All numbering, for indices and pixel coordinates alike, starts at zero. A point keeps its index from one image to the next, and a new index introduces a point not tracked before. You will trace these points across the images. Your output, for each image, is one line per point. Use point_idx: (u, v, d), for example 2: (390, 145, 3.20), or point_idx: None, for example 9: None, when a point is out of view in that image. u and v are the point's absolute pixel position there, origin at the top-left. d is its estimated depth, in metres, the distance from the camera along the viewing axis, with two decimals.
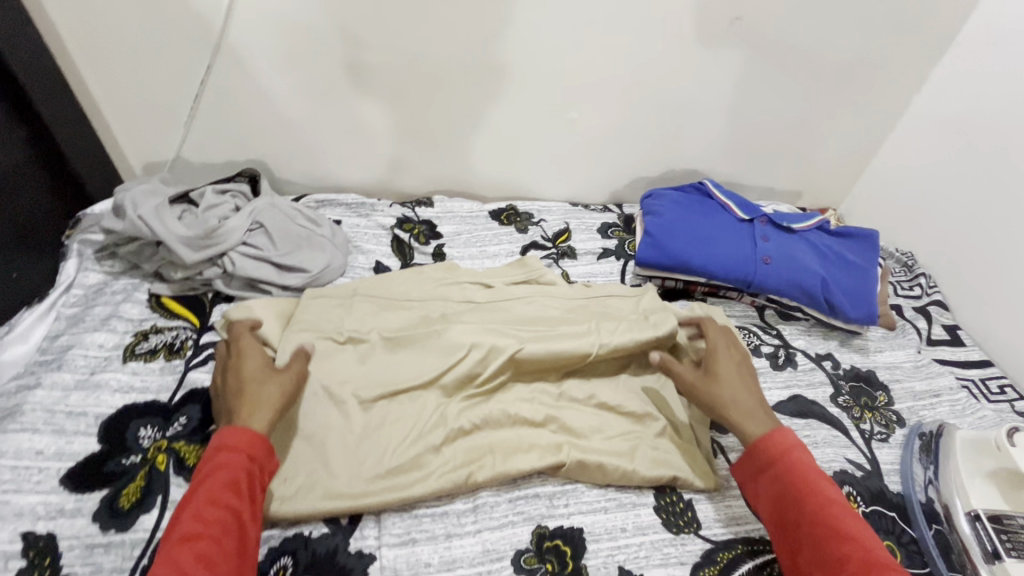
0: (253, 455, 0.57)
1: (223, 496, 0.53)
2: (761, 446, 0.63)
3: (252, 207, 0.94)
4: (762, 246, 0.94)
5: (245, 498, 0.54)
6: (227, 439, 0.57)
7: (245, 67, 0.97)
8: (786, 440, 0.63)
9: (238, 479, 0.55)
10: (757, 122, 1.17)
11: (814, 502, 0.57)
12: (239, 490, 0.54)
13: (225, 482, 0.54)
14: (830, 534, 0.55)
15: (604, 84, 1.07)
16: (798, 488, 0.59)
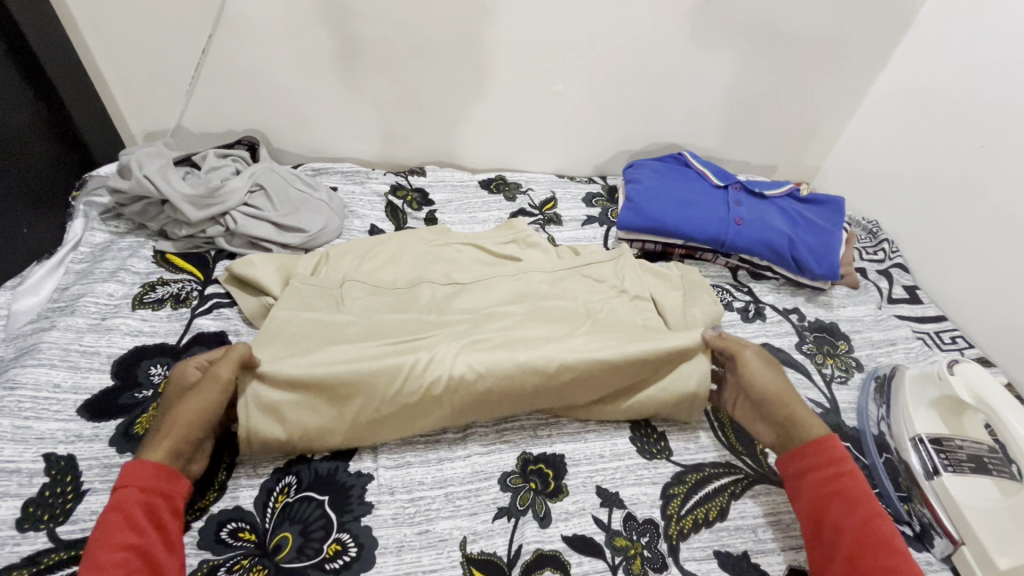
0: (149, 486, 0.55)
1: (122, 533, 0.51)
2: (817, 451, 0.64)
3: (252, 171, 0.99)
4: (736, 209, 1.01)
5: (147, 532, 0.52)
6: (120, 477, 0.55)
7: (244, 36, 1.01)
8: (839, 450, 0.63)
9: (134, 515, 0.53)
10: (733, 98, 1.23)
11: (864, 510, 0.58)
12: (138, 525, 0.52)
13: (122, 522, 0.52)
14: (877, 543, 0.56)
15: (588, 59, 1.12)
16: (850, 495, 0.60)
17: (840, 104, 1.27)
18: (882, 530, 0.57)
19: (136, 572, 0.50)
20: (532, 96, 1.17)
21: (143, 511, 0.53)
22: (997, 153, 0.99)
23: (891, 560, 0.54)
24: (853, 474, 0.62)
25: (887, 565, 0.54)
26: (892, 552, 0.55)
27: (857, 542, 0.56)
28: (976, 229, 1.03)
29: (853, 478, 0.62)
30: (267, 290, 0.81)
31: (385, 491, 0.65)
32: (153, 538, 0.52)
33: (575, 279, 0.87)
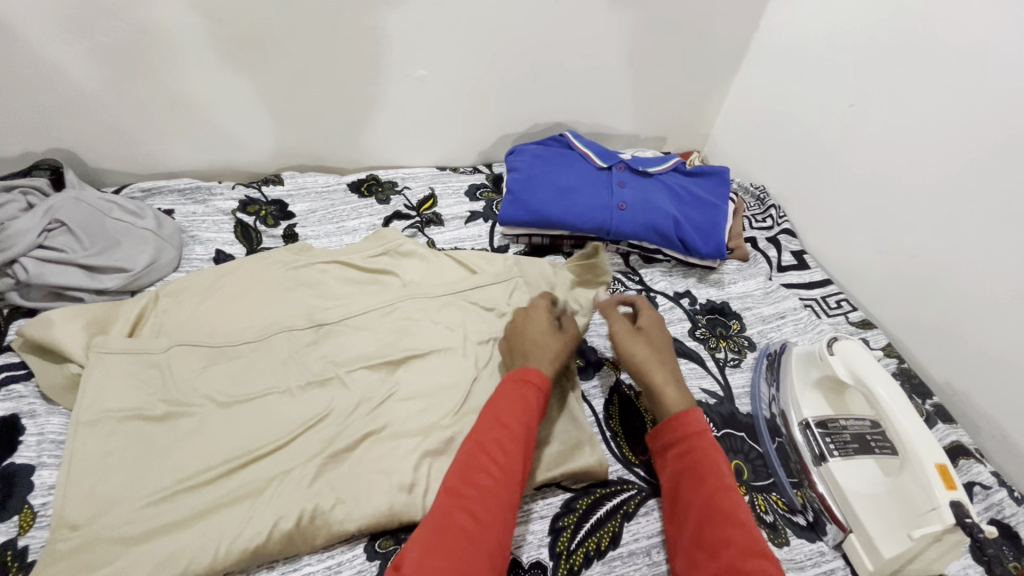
0: (532, 389, 0.61)
1: (495, 432, 0.57)
2: (674, 425, 0.61)
3: (49, 204, 0.81)
4: (620, 192, 0.94)
5: (530, 433, 0.59)
6: (529, 373, 0.63)
7: (12, 38, 0.81)
8: (696, 424, 0.61)
9: (521, 416, 0.59)
10: (614, 69, 1.16)
11: (711, 486, 0.56)
12: (524, 422, 0.59)
13: (525, 410, 0.59)
14: (721, 517, 0.54)
15: (450, 37, 1.00)
16: (699, 472, 0.57)
17: (721, 68, 1.24)
18: (729, 504, 0.55)
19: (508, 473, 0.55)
20: (395, 84, 1.04)
21: (523, 403, 0.60)
22: (867, 111, 0.99)
23: (728, 533, 0.52)
24: (708, 449, 0.59)
25: (725, 538, 0.52)
26: (735, 526, 0.53)
27: (699, 518, 0.55)
28: (853, 189, 1.03)
29: (710, 452, 0.59)
30: (69, 356, 0.67)
31: None
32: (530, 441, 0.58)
33: (446, 304, 0.80)
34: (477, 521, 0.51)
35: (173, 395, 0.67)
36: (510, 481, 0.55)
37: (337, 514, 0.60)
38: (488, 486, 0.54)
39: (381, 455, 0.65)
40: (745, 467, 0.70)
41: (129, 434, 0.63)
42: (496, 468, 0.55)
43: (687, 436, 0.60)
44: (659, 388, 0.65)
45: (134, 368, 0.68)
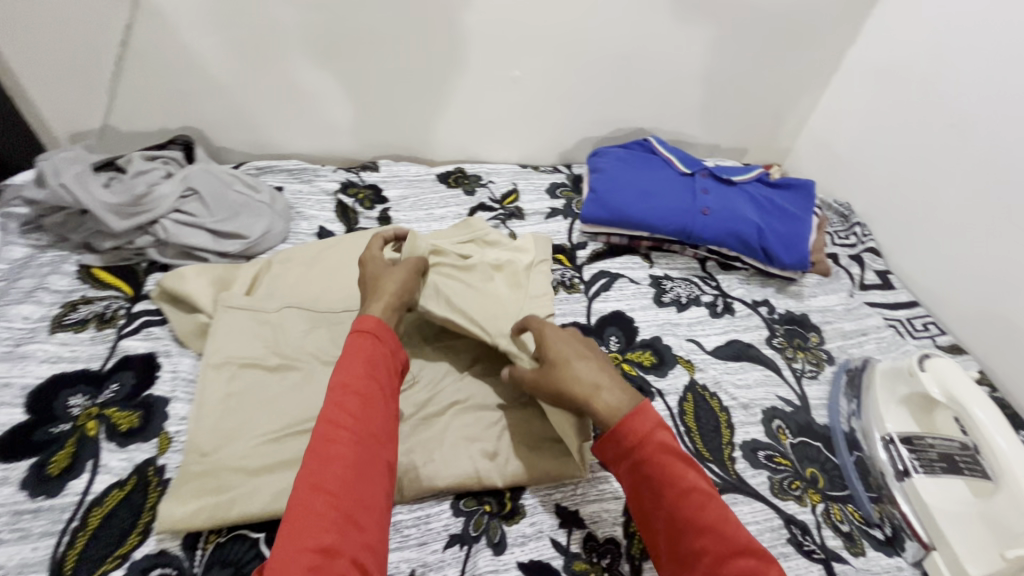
0: (375, 333, 0.58)
1: (348, 391, 0.53)
2: (619, 430, 0.54)
3: (185, 173, 0.91)
4: (702, 198, 0.96)
5: (372, 375, 0.55)
6: (363, 322, 0.59)
7: (166, 25, 0.92)
8: (639, 427, 0.53)
9: (361, 363, 0.55)
10: (701, 79, 1.18)
11: (672, 493, 0.50)
12: (368, 369, 0.55)
13: (363, 356, 0.56)
14: (690, 526, 0.48)
15: (545, 40, 1.05)
16: (653, 482, 0.51)
17: (809, 82, 1.23)
18: (696, 509, 0.49)
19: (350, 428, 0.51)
20: (487, 82, 1.10)
21: (363, 358, 0.56)
22: (968, 131, 0.96)
23: (701, 543, 0.47)
24: (655, 451, 0.52)
25: (699, 548, 0.47)
26: (702, 534, 0.47)
27: (670, 532, 0.50)
28: (946, 211, 1.00)
29: (660, 453, 0.52)
30: (200, 307, 0.76)
31: None
32: (380, 385, 0.55)
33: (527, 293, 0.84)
34: (333, 494, 0.47)
35: (285, 349, 0.74)
36: (367, 439, 0.51)
37: (427, 471, 0.64)
38: (337, 449, 0.49)
39: (467, 423, 0.69)
40: (821, 476, 0.70)
41: (249, 379, 0.71)
42: (340, 421, 0.51)
43: (632, 445, 0.53)
44: (584, 401, 0.58)
45: (253, 322, 0.76)
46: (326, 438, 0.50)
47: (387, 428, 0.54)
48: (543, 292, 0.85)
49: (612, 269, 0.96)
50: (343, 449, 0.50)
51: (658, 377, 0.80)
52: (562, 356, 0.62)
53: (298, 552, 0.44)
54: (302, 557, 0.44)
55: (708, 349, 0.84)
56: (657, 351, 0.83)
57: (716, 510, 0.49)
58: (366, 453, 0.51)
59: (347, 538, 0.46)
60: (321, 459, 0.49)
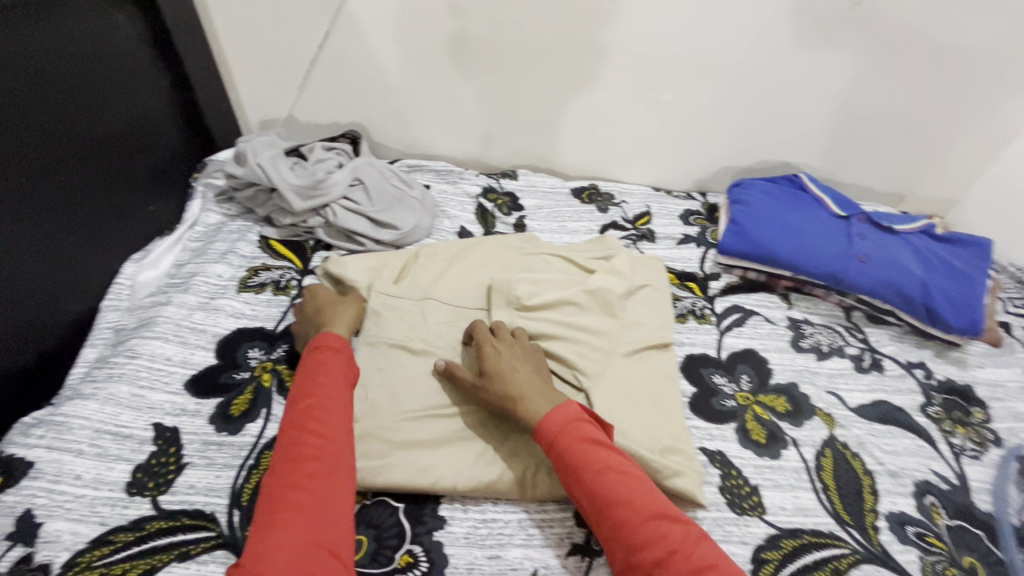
0: (325, 346, 0.66)
1: (303, 403, 0.60)
2: (543, 430, 0.61)
3: (354, 165, 1.01)
4: (858, 244, 0.90)
5: (335, 384, 0.63)
6: (323, 340, 0.67)
7: (358, 33, 1.03)
8: (557, 415, 0.61)
9: (322, 374, 0.63)
10: (864, 117, 1.11)
11: (590, 478, 0.57)
12: (326, 378, 0.63)
13: (322, 369, 0.64)
14: (608, 506, 0.56)
15: (702, 66, 1.05)
16: (577, 464, 0.58)
17: (995, 129, 1.11)
18: (616, 482, 0.56)
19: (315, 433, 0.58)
20: (635, 102, 1.11)
21: (323, 370, 0.64)
22: None
23: (618, 516, 0.55)
24: (574, 433, 0.60)
25: (617, 523, 0.55)
26: (619, 509, 0.55)
27: (598, 507, 0.56)
28: None
29: (577, 442, 0.59)
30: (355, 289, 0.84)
31: (458, 508, 0.65)
32: (342, 395, 0.62)
33: (649, 321, 0.85)
34: (307, 490, 0.53)
35: (430, 337, 0.79)
36: (331, 444, 0.58)
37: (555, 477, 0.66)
38: (305, 453, 0.56)
39: None
40: (981, 568, 0.63)
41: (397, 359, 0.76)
42: (303, 428, 0.58)
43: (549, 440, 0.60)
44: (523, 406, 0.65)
45: (402, 308, 0.82)
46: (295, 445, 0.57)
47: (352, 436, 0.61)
48: (640, 322, 0.84)
49: (746, 305, 0.93)
50: (313, 453, 0.56)
51: (792, 426, 0.76)
52: (501, 369, 0.68)
53: (280, 543, 0.49)
54: (287, 546, 0.49)
55: (851, 406, 0.79)
56: (793, 399, 0.79)
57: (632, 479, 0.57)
58: (335, 456, 0.57)
59: (321, 529, 0.52)
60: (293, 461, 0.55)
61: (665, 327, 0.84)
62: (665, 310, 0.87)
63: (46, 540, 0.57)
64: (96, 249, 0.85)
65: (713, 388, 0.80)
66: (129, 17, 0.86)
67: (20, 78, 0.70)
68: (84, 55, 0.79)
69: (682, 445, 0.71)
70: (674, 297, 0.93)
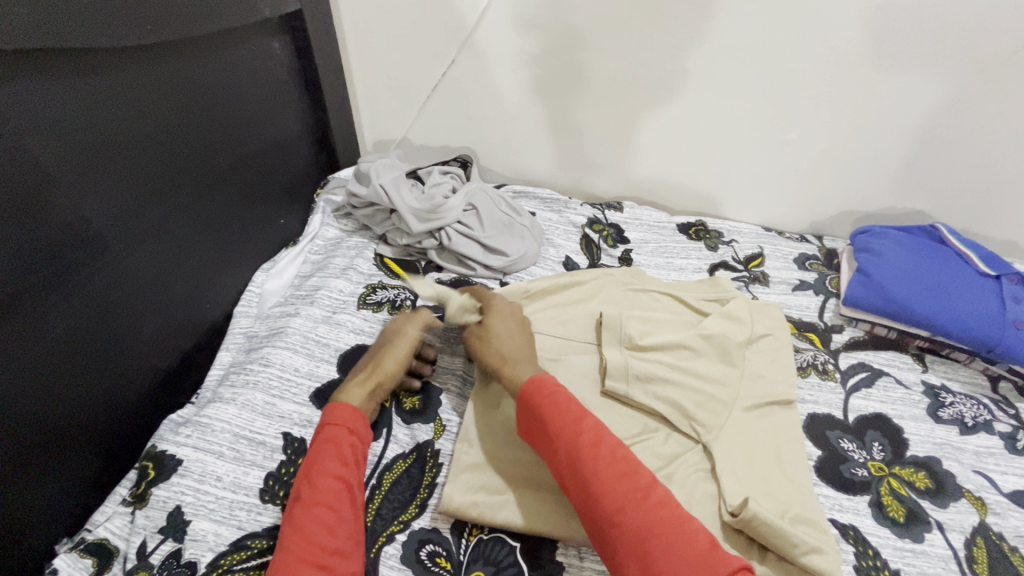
0: (344, 422, 0.63)
1: (315, 493, 0.56)
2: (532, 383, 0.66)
3: (468, 190, 1.03)
4: (1013, 308, 0.82)
5: (348, 470, 0.59)
6: (335, 414, 0.64)
7: (481, 62, 1.06)
8: (538, 383, 0.65)
9: (335, 457, 0.60)
10: (1018, 167, 1.01)
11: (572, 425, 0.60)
12: (343, 464, 0.60)
13: (330, 456, 0.60)
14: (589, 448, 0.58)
15: (833, 106, 1.00)
16: (560, 424, 0.61)
17: None
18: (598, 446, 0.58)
19: (318, 537, 0.53)
20: (754, 140, 1.07)
21: (331, 451, 0.60)
22: None
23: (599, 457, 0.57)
24: (557, 399, 0.63)
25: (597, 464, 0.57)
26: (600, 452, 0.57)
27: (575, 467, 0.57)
28: None
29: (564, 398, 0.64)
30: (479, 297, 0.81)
31: (574, 556, 0.63)
32: (353, 484, 0.59)
33: (772, 375, 0.80)
34: None
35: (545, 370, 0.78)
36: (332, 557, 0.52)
37: None
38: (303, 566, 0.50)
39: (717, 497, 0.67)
40: None
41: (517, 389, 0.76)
42: (307, 530, 0.53)
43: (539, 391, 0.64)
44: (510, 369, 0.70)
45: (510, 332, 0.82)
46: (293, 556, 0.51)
47: (355, 539, 0.56)
48: (762, 374, 0.80)
49: (874, 364, 0.87)
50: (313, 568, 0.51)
51: (935, 506, 0.69)
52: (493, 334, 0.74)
53: None
54: None
55: (1004, 491, 0.71)
56: (935, 476, 0.72)
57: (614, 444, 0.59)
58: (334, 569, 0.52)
59: None
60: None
61: (789, 382, 0.79)
62: (787, 365, 0.82)
63: (193, 538, 0.60)
64: (233, 259, 0.92)
65: (842, 454, 0.75)
66: (282, 47, 0.93)
67: (191, 103, 0.77)
68: (242, 81, 0.86)
69: (817, 518, 0.66)
70: (793, 348, 0.88)
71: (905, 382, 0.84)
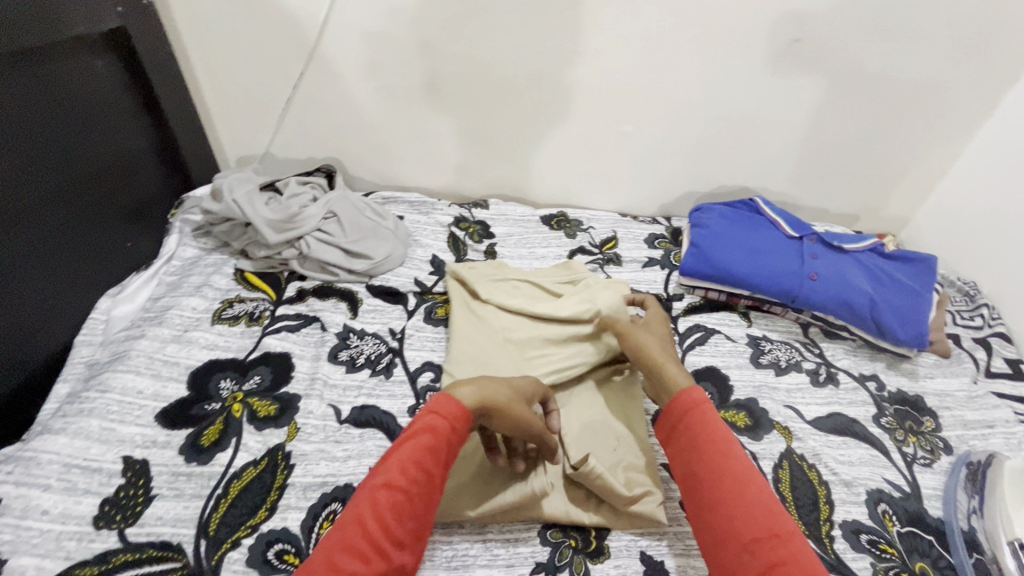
0: (451, 419, 0.57)
1: (394, 475, 0.52)
2: (678, 399, 0.61)
3: (328, 198, 1.04)
4: (811, 263, 0.95)
5: (437, 464, 0.54)
6: (440, 405, 0.57)
7: (332, 74, 1.08)
8: (692, 398, 0.60)
9: (429, 448, 0.54)
10: (818, 143, 1.17)
11: (717, 454, 0.55)
12: (433, 458, 0.54)
13: (423, 445, 0.54)
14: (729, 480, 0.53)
15: (660, 100, 1.10)
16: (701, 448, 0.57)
17: (935, 153, 1.18)
18: (736, 477, 0.53)
19: (382, 522, 0.49)
20: (600, 135, 1.16)
21: (427, 441, 0.55)
22: None
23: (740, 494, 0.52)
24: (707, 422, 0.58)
25: (737, 500, 0.52)
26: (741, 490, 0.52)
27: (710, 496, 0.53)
28: None
29: (707, 421, 0.59)
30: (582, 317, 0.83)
31: None
32: (435, 478, 0.54)
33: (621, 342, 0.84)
34: None
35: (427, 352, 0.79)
36: (385, 545, 0.48)
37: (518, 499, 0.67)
38: (356, 545, 0.47)
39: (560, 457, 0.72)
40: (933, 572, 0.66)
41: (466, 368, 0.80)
42: (376, 513, 0.49)
43: (684, 408, 0.60)
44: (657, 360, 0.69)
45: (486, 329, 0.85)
46: (350, 535, 0.47)
47: (416, 533, 0.51)
48: None
49: (708, 324, 0.97)
50: (362, 553, 0.46)
51: (751, 440, 0.78)
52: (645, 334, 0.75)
53: None
54: None
55: (808, 419, 0.82)
56: (752, 414, 0.82)
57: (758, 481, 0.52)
58: (385, 558, 0.48)
59: None
60: (344, 558, 0.46)
61: None
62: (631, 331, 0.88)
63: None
64: (72, 287, 0.87)
65: None
66: (109, 65, 0.89)
67: (5, 125, 0.73)
68: (66, 101, 0.82)
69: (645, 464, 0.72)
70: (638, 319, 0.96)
71: (732, 337, 0.95)
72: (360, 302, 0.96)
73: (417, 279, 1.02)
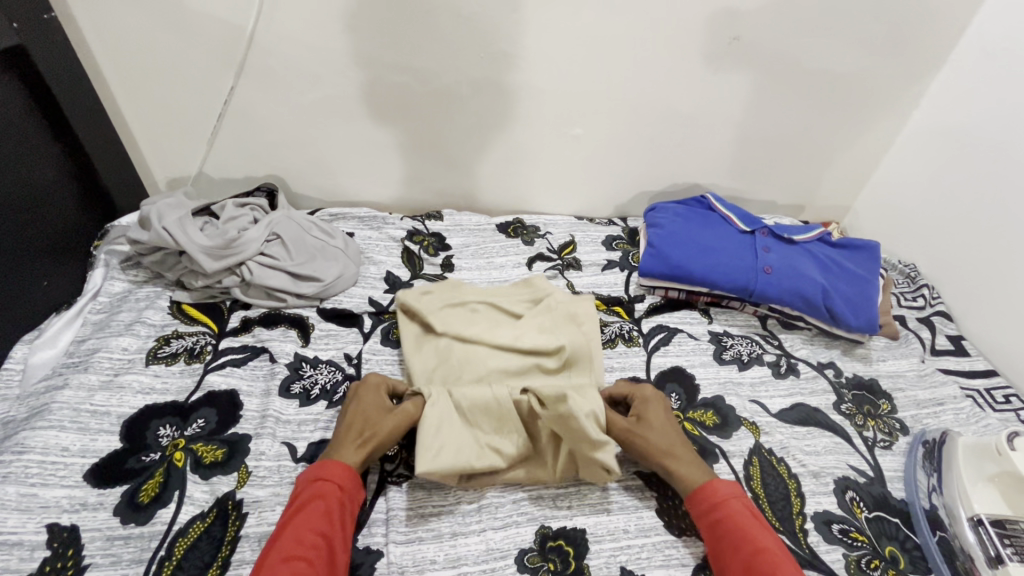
0: (339, 482, 0.62)
1: (294, 546, 0.55)
2: (703, 490, 0.64)
3: (270, 219, 0.98)
4: (764, 257, 0.97)
5: (334, 525, 0.58)
6: (323, 471, 0.62)
7: (265, 87, 1.02)
8: (722, 491, 0.64)
9: (325, 513, 0.59)
10: (762, 138, 1.20)
11: (745, 550, 0.58)
12: (330, 520, 0.59)
13: (314, 512, 0.58)
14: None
15: (608, 102, 1.10)
16: (733, 535, 0.59)
17: (869, 141, 1.23)
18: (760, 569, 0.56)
19: None
20: (552, 139, 1.15)
21: (316, 506, 0.59)
22: None
23: None
24: (734, 515, 0.61)
25: None
26: None
27: None
28: (1009, 275, 0.99)
29: (737, 516, 0.61)
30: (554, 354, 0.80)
31: (394, 571, 0.62)
32: (339, 535, 0.58)
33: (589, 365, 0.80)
34: None
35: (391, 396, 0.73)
36: None
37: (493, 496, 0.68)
38: None
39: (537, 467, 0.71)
40: (902, 556, 0.67)
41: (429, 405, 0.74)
42: None
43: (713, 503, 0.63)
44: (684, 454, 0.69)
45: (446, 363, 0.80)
46: None
47: None
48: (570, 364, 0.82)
49: (670, 324, 0.97)
50: None
51: (721, 439, 0.78)
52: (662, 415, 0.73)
53: None
54: None
55: (773, 412, 0.83)
56: (720, 412, 0.82)
57: (783, 567, 0.55)
58: None
59: None
60: None
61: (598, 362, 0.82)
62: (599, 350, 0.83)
63: None
64: None
65: None
66: (9, 87, 0.80)
67: None
68: None
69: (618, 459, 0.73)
70: (602, 324, 0.95)
71: (695, 336, 0.95)
72: (311, 327, 0.91)
73: (371, 299, 0.97)
